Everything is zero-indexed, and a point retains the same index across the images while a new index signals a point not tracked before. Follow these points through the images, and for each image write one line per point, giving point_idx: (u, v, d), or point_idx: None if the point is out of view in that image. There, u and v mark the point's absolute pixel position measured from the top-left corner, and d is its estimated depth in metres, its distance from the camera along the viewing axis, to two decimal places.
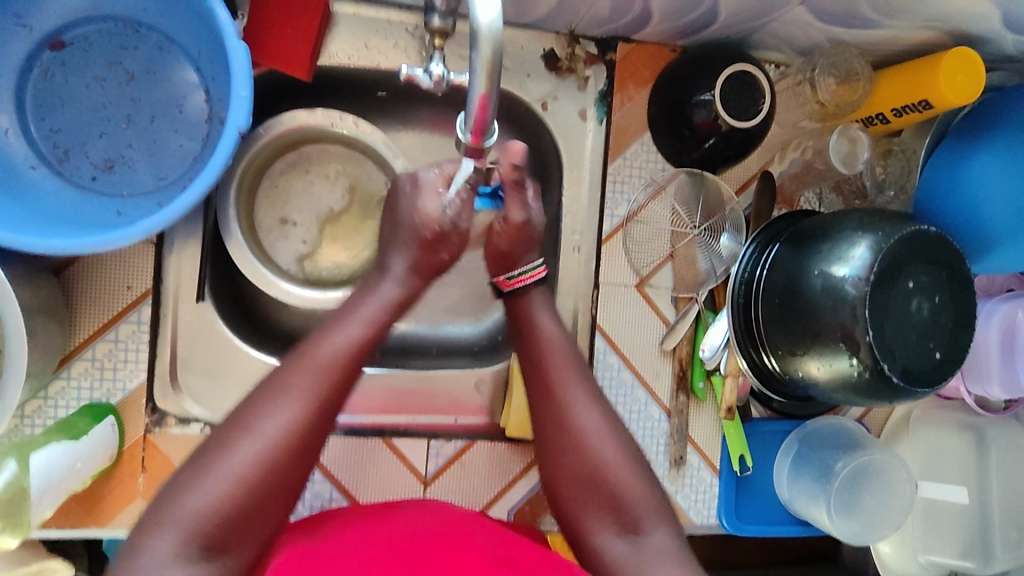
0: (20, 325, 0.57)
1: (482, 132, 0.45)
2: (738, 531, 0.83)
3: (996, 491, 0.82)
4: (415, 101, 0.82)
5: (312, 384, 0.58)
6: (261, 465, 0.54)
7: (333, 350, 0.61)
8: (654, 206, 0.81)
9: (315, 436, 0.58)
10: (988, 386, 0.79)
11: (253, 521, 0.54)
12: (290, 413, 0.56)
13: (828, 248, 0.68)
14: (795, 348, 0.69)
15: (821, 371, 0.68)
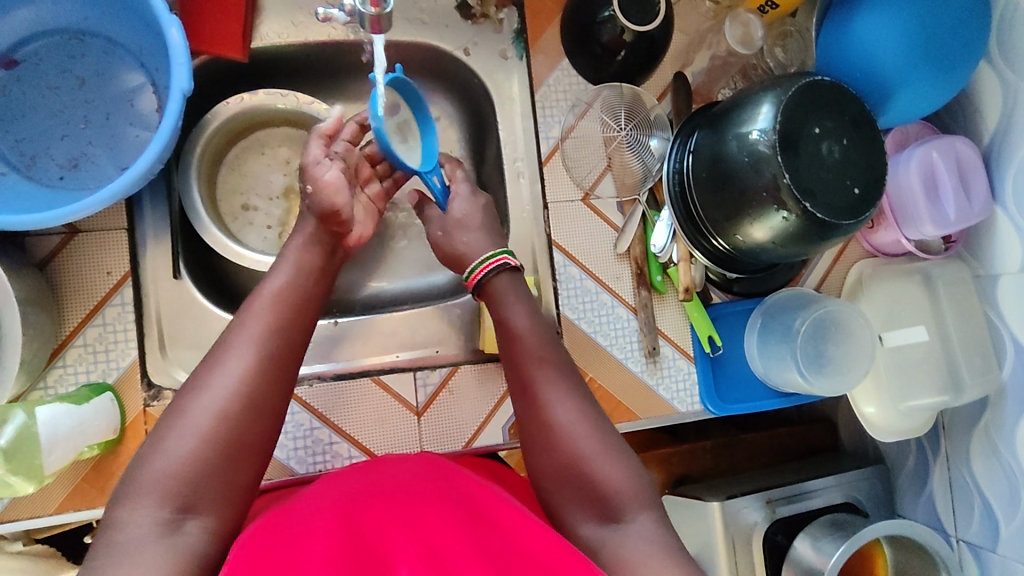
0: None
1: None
2: (723, 413, 0.87)
3: (952, 323, 0.86)
4: (347, 71, 0.88)
5: (257, 335, 0.63)
6: (243, 416, 0.59)
7: (276, 301, 0.67)
8: (584, 124, 0.87)
9: (278, 357, 0.63)
10: (922, 226, 0.85)
11: (238, 436, 0.58)
12: (241, 365, 0.61)
13: (738, 117, 0.74)
14: (731, 215, 0.75)
15: (758, 228, 0.74)
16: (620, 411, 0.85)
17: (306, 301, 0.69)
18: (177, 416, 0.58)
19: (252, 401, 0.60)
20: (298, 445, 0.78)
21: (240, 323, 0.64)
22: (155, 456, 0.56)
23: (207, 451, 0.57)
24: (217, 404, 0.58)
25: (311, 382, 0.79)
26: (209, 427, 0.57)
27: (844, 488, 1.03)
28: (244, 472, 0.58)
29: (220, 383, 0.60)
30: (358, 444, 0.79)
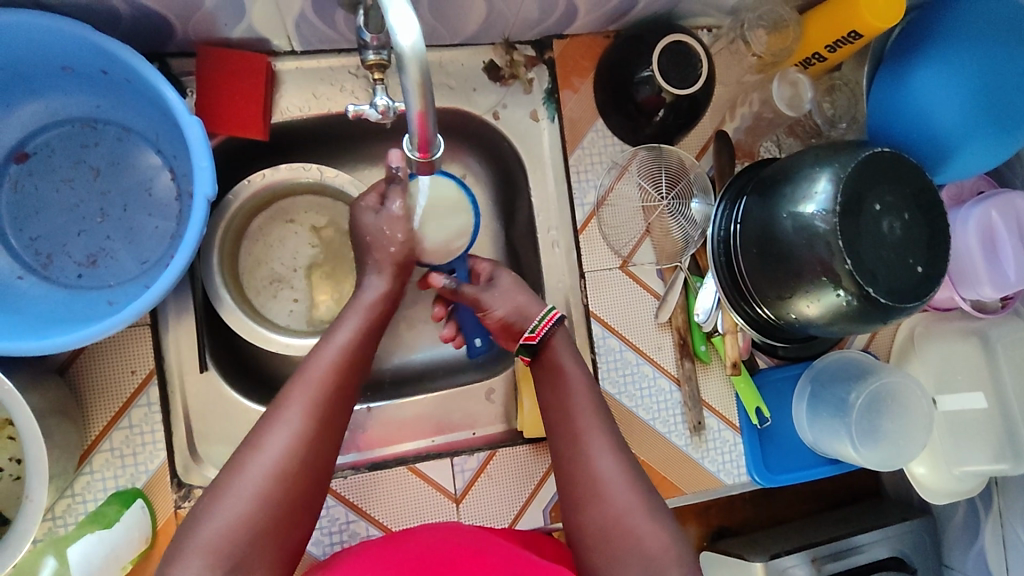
0: (32, 426, 0.57)
1: (428, 148, 0.47)
2: (771, 483, 0.84)
3: (1011, 387, 0.82)
4: (370, 138, 0.84)
5: (316, 393, 0.62)
6: (298, 481, 0.58)
7: (337, 362, 0.65)
8: (621, 187, 0.83)
9: (328, 435, 0.61)
10: (980, 288, 0.81)
11: (278, 518, 0.56)
12: (295, 426, 0.60)
13: (791, 190, 0.70)
14: (784, 292, 0.72)
15: (813, 307, 0.70)
16: (665, 487, 0.82)
17: (355, 364, 0.67)
18: (237, 474, 0.57)
19: (310, 463, 0.59)
20: (334, 540, 0.75)
21: (301, 379, 0.63)
22: (207, 516, 0.55)
23: (261, 515, 0.55)
24: (260, 480, 0.56)
25: (346, 474, 0.76)
26: (251, 510, 0.55)
27: (891, 543, 1.00)
28: (291, 539, 0.57)
29: (265, 458, 0.57)
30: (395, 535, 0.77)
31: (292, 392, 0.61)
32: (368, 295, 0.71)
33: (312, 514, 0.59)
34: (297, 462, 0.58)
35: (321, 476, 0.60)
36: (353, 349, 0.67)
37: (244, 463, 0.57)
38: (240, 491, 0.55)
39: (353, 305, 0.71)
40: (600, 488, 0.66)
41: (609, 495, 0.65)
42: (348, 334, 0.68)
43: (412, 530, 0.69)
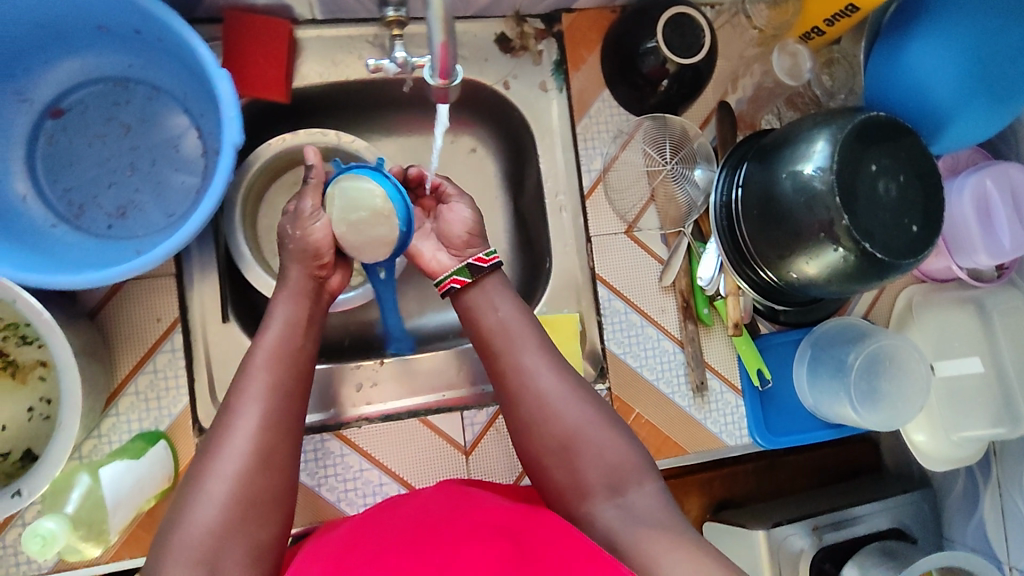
0: (69, 358, 0.60)
1: (448, 78, 0.52)
2: (772, 445, 0.86)
3: (1008, 353, 0.84)
4: (386, 106, 0.88)
5: (258, 395, 0.62)
6: (260, 476, 0.59)
7: (272, 353, 0.65)
8: (627, 155, 0.86)
9: (277, 434, 0.61)
10: (975, 256, 0.83)
11: (252, 517, 0.57)
12: (248, 429, 0.60)
13: (791, 152, 0.73)
14: (783, 252, 0.74)
15: (812, 265, 0.72)
16: (669, 445, 0.84)
17: (300, 355, 0.67)
18: (198, 483, 0.58)
19: (269, 457, 0.60)
20: (348, 487, 0.78)
21: (241, 381, 0.63)
22: (183, 523, 0.55)
23: (233, 515, 0.56)
24: (224, 487, 0.57)
25: (360, 424, 0.79)
26: (219, 516, 0.56)
27: (891, 513, 1.02)
28: (269, 527, 0.58)
29: (222, 469, 0.58)
30: (407, 484, 0.79)
31: (238, 394, 0.62)
32: (294, 292, 0.70)
33: (283, 507, 0.60)
34: (250, 465, 0.59)
35: (282, 473, 0.60)
36: (288, 340, 0.67)
37: (203, 477, 0.58)
38: (204, 502, 0.56)
39: (280, 298, 0.70)
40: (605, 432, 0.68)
41: (614, 439, 0.67)
42: (282, 324, 0.67)
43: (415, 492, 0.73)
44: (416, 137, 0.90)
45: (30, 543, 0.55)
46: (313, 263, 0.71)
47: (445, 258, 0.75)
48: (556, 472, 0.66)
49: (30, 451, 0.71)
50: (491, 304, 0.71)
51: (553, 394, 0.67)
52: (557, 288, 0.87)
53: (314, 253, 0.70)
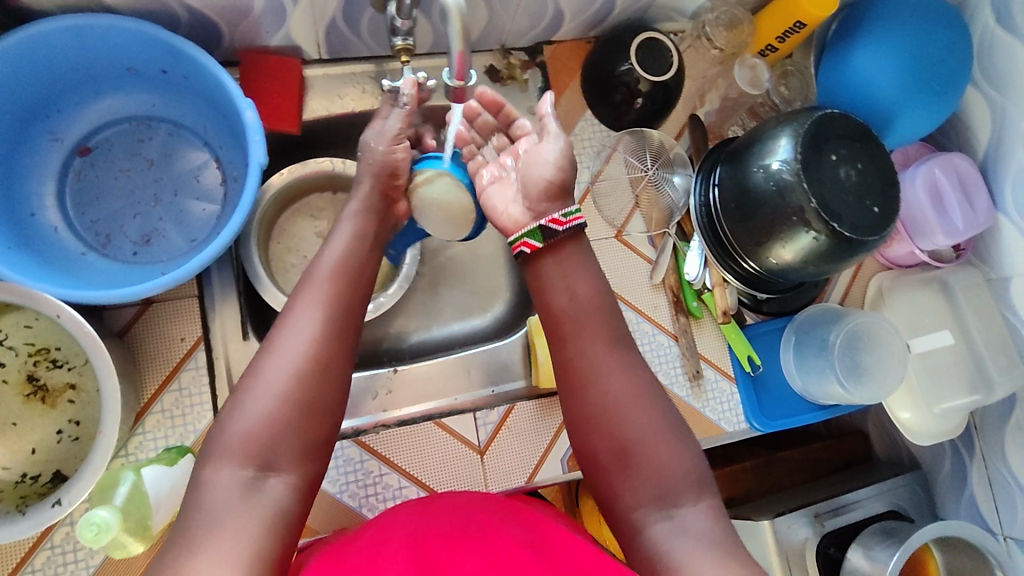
0: (110, 366, 0.63)
1: (464, 79, 0.58)
2: (769, 429, 0.91)
3: (975, 325, 0.92)
4: None
5: (322, 296, 0.64)
6: (316, 377, 0.60)
7: (337, 266, 0.68)
8: (610, 168, 0.94)
9: (341, 338, 0.63)
10: (934, 237, 0.91)
11: (308, 405, 0.59)
12: (310, 326, 0.62)
13: (758, 150, 0.81)
14: (762, 239, 0.81)
15: (789, 249, 0.80)
16: None
17: (361, 269, 0.69)
18: (257, 370, 0.59)
19: (325, 359, 0.61)
20: (368, 492, 0.80)
21: (305, 287, 0.65)
22: (235, 409, 0.57)
23: (284, 411, 0.58)
24: (286, 375, 0.59)
25: (377, 430, 0.82)
26: (276, 406, 0.58)
27: (886, 497, 1.07)
28: (316, 431, 0.59)
29: (286, 357, 0.60)
30: (427, 487, 0.82)
31: (306, 293, 0.64)
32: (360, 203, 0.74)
33: (336, 410, 0.62)
34: (314, 358, 0.61)
35: (341, 373, 0.62)
36: (350, 253, 0.69)
37: (266, 363, 0.60)
38: (265, 388, 0.58)
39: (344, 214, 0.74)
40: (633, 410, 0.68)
41: None
42: (346, 239, 0.71)
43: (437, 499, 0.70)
44: None
45: (82, 532, 0.57)
46: (387, 183, 0.76)
47: (519, 214, 0.70)
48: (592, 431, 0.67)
49: (59, 472, 0.73)
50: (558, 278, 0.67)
51: None
52: None
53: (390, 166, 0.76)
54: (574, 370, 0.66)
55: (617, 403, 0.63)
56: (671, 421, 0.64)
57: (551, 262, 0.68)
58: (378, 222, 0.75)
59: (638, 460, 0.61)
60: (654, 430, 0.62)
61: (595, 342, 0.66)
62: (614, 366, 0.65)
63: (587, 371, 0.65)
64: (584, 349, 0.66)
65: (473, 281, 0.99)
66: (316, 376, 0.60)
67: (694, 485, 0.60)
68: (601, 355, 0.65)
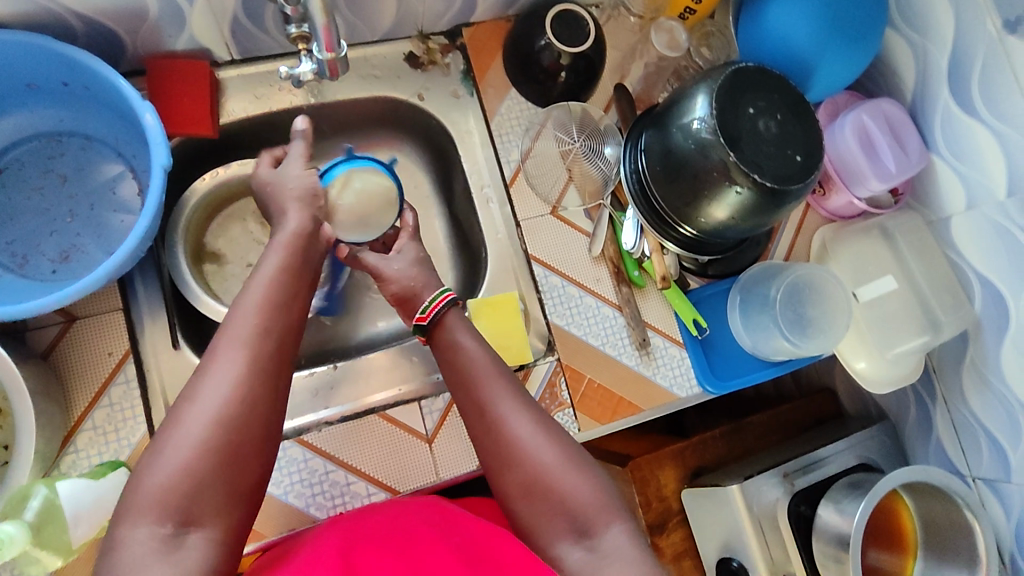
0: (15, 376, 0.65)
1: (332, 49, 0.67)
2: (723, 390, 0.90)
3: (919, 268, 0.91)
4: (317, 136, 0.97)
5: (246, 333, 0.60)
6: (238, 420, 0.57)
7: (266, 299, 0.63)
8: (540, 145, 0.93)
9: (269, 380, 0.60)
10: (868, 182, 0.91)
11: (230, 451, 0.56)
12: (233, 366, 0.58)
13: (678, 111, 0.80)
14: (693, 200, 0.80)
15: (719, 206, 0.79)
16: (624, 406, 0.88)
17: (288, 298, 0.65)
18: (176, 417, 0.56)
19: (250, 399, 0.58)
20: (316, 491, 0.78)
21: (228, 321, 0.61)
22: (151, 460, 0.55)
23: (203, 460, 0.55)
24: (206, 420, 0.56)
25: (320, 428, 0.80)
26: (191, 458, 0.55)
27: (856, 450, 1.07)
28: (240, 476, 0.57)
29: (205, 399, 0.57)
30: (376, 480, 0.80)
31: (229, 331, 0.60)
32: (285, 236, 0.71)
33: (267, 448, 0.59)
34: (239, 403, 0.57)
35: (268, 417, 0.59)
36: (279, 286, 0.65)
37: (186, 409, 0.57)
38: (181, 436, 0.55)
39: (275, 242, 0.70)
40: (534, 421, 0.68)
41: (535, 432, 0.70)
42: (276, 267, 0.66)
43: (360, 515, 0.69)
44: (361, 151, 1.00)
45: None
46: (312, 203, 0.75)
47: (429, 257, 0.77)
48: (487, 434, 0.68)
49: None
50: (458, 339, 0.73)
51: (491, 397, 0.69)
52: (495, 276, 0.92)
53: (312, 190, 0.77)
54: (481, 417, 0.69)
55: (521, 443, 0.66)
56: (576, 452, 0.67)
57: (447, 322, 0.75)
58: (306, 246, 0.71)
59: (548, 494, 0.64)
60: (562, 465, 0.65)
61: (494, 392, 0.69)
62: (514, 408, 0.68)
63: (490, 418, 0.68)
64: (490, 395, 0.69)
65: None
66: (238, 420, 0.57)
67: (603, 511, 0.64)
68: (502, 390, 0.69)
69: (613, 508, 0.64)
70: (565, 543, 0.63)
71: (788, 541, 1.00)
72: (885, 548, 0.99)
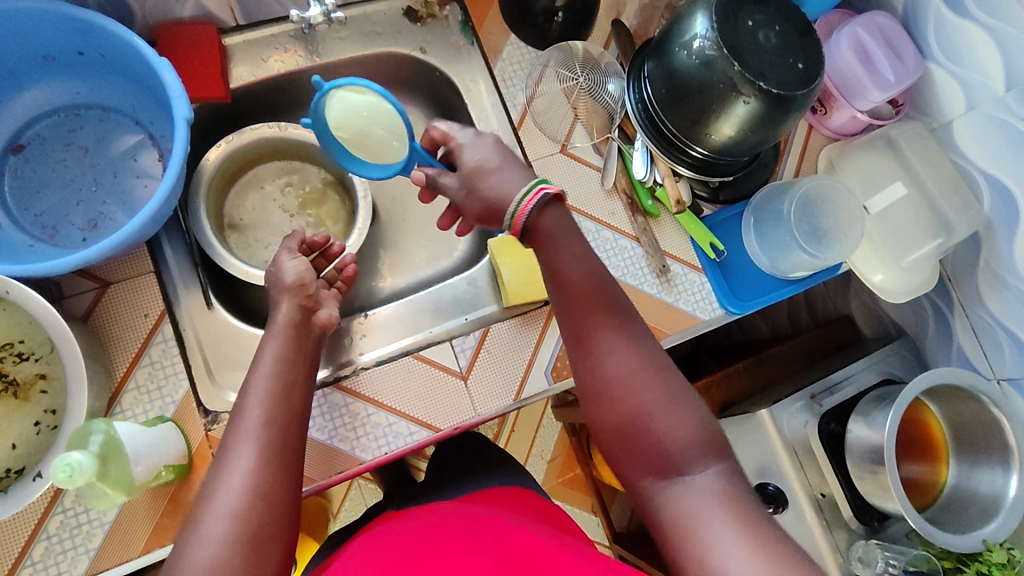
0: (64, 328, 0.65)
1: None
2: (744, 310, 0.92)
3: (925, 173, 0.93)
4: None
5: (254, 427, 0.62)
6: (259, 513, 0.58)
7: (272, 387, 0.66)
8: (544, 87, 0.95)
9: (281, 467, 0.62)
10: (869, 94, 0.92)
11: (254, 537, 0.57)
12: (247, 459, 0.60)
13: (678, 35, 0.82)
14: (704, 117, 0.82)
15: (728, 121, 0.81)
16: (651, 332, 0.90)
17: (293, 388, 0.68)
18: (196, 523, 0.57)
19: (268, 494, 0.59)
20: (358, 433, 0.80)
21: (237, 421, 0.63)
22: (182, 563, 0.55)
23: (228, 556, 0.56)
24: (227, 514, 0.57)
25: (358, 372, 0.82)
26: (220, 552, 0.56)
27: (877, 368, 1.09)
28: (267, 566, 0.57)
29: (228, 491, 0.59)
30: (416, 420, 0.81)
31: (239, 426, 0.63)
32: (279, 328, 0.72)
33: (287, 533, 0.60)
34: (260, 492, 0.59)
35: (287, 503, 0.61)
36: (284, 379, 0.67)
37: (211, 505, 0.58)
38: (206, 532, 0.56)
39: (273, 329, 0.72)
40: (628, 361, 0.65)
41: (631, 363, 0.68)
42: (275, 358, 0.69)
43: (403, 518, 0.81)
44: None
45: (56, 474, 0.57)
46: (301, 292, 0.75)
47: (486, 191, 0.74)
48: (582, 368, 0.67)
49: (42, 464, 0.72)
50: (559, 257, 0.68)
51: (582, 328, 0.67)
52: None
53: (308, 283, 0.76)
54: (580, 345, 0.67)
55: (618, 382, 0.65)
56: (673, 388, 0.65)
57: (541, 220, 0.69)
58: (301, 333, 0.73)
59: (639, 432, 0.63)
60: (661, 404, 0.64)
61: (592, 324, 0.67)
62: (612, 345, 0.66)
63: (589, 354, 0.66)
64: (582, 330, 0.67)
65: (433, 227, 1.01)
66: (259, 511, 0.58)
67: (699, 456, 0.62)
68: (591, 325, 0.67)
69: (709, 454, 0.62)
70: (646, 479, 0.63)
71: (822, 461, 1.01)
72: (918, 458, 1.00)
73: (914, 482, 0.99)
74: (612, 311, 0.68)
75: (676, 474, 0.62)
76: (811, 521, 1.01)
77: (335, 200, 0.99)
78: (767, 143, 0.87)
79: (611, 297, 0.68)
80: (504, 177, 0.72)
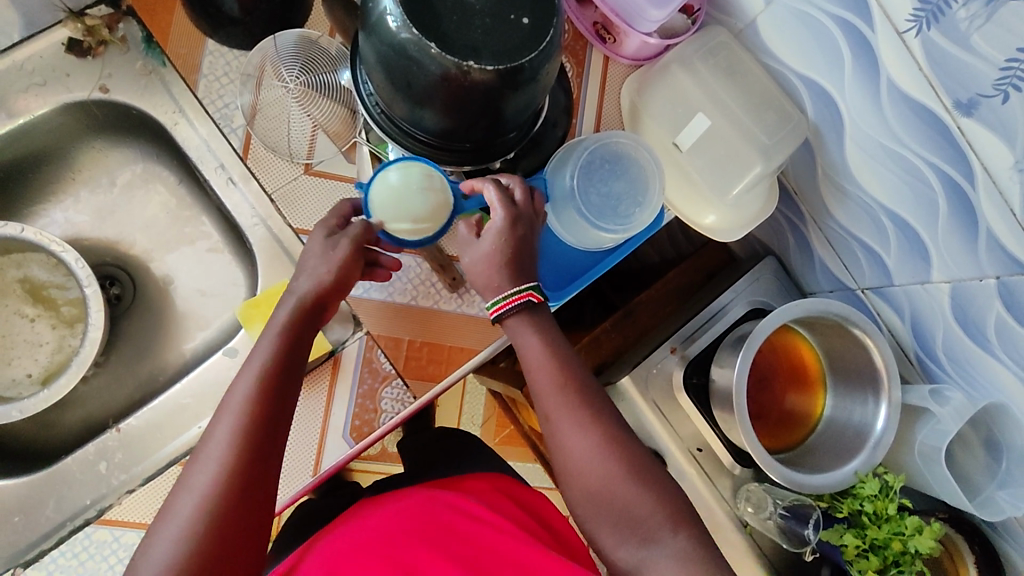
0: None
1: None
2: (563, 298, 0.82)
3: (730, 96, 0.81)
4: (28, 174, 0.84)
5: (242, 402, 0.59)
6: (235, 487, 0.56)
7: (273, 360, 0.61)
8: (264, 97, 0.78)
9: (263, 440, 0.58)
10: (647, 13, 0.77)
11: (228, 523, 0.55)
12: (230, 429, 0.58)
13: (372, 19, 0.62)
14: (441, 114, 0.64)
15: (469, 112, 0.63)
16: (457, 355, 0.79)
17: (291, 362, 0.62)
18: (174, 497, 0.56)
19: (229, 491, 0.56)
20: None
21: (231, 388, 0.61)
22: (142, 561, 0.54)
23: (201, 536, 0.54)
24: (200, 494, 0.55)
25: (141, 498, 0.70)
26: (191, 530, 0.54)
27: (744, 297, 1.00)
28: (239, 557, 0.56)
29: (206, 465, 0.57)
30: None
31: (228, 401, 0.59)
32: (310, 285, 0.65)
33: (267, 512, 0.58)
34: (242, 468, 0.57)
35: (268, 478, 0.59)
36: (285, 350, 0.62)
37: (197, 469, 0.57)
38: (181, 508, 0.55)
39: (314, 246, 0.67)
40: (594, 429, 0.66)
41: (593, 422, 0.66)
42: (282, 327, 0.63)
43: (369, 515, 0.75)
44: (92, 172, 0.88)
45: None
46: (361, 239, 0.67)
47: (490, 276, 0.68)
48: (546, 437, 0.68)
49: None
50: (519, 342, 0.68)
51: (542, 391, 0.67)
52: (266, 264, 0.79)
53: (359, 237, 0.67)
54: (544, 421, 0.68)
55: (583, 457, 0.65)
56: (644, 465, 0.66)
57: (521, 318, 0.68)
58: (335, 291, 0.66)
59: (610, 501, 0.65)
60: (626, 474, 0.65)
61: (560, 407, 0.67)
62: (575, 425, 0.66)
63: (553, 430, 0.67)
64: (545, 405, 0.67)
65: (210, 283, 0.89)
66: (233, 495, 0.56)
67: (670, 519, 0.64)
68: (547, 394, 0.67)
69: (681, 516, 0.65)
70: (620, 543, 0.64)
71: (693, 416, 0.95)
72: (793, 389, 0.94)
73: (791, 416, 0.94)
74: (574, 372, 0.68)
75: (648, 539, 0.64)
76: (693, 478, 0.94)
77: (72, 289, 0.88)
78: (536, 106, 0.69)
79: (577, 375, 0.68)
80: (484, 262, 0.68)
